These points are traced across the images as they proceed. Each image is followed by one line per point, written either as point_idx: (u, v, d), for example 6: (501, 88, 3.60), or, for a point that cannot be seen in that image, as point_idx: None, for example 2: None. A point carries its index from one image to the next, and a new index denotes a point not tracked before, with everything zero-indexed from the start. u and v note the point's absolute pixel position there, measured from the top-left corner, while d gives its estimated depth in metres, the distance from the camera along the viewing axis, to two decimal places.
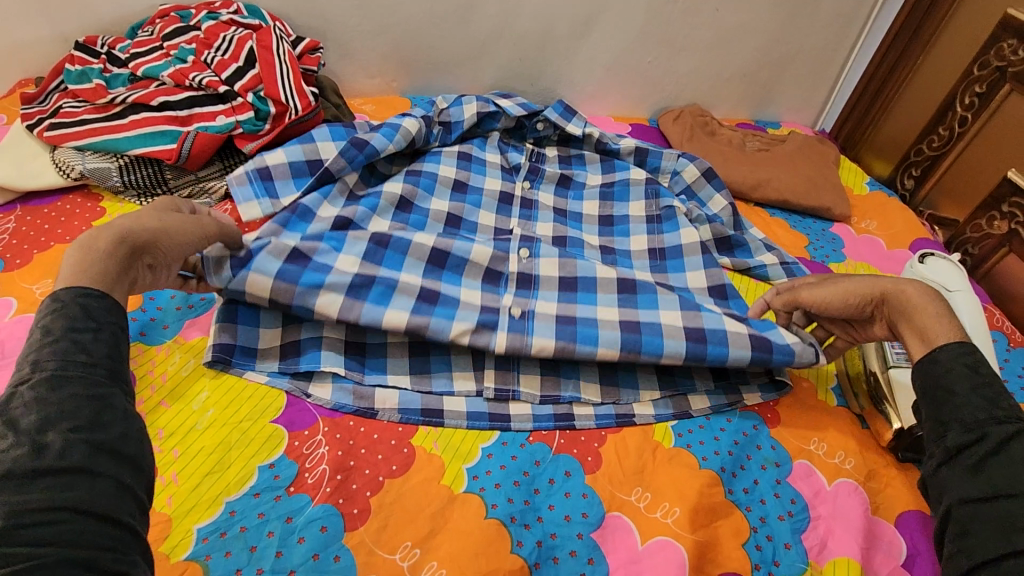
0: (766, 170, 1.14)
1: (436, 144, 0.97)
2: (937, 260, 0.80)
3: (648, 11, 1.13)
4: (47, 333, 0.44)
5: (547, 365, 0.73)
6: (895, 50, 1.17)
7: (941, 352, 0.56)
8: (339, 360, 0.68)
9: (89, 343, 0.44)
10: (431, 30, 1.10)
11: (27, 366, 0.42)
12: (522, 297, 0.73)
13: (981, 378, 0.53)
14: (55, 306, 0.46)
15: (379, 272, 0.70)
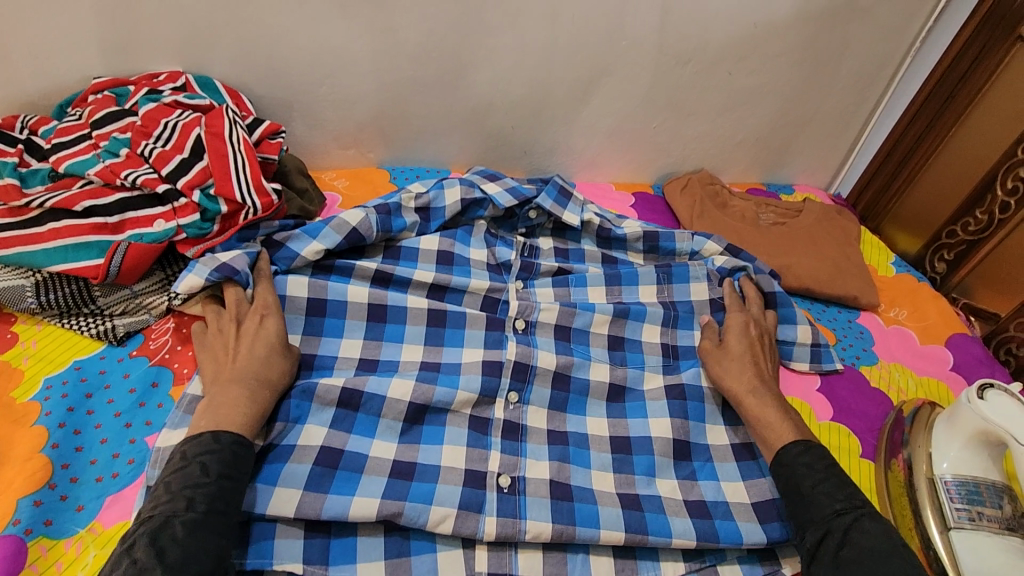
0: (783, 252, 1.04)
1: (411, 232, 0.91)
2: (1000, 395, 0.69)
3: (656, 73, 1.01)
4: (207, 472, 0.55)
5: (558, 503, 0.69)
6: (921, 119, 1.07)
7: (784, 453, 0.69)
8: (301, 547, 0.62)
9: (231, 491, 0.56)
10: (414, 97, 0.98)
11: (181, 500, 0.53)
12: (510, 454, 0.74)
13: (819, 473, 0.66)
14: (210, 443, 0.57)
15: (348, 443, 0.70)
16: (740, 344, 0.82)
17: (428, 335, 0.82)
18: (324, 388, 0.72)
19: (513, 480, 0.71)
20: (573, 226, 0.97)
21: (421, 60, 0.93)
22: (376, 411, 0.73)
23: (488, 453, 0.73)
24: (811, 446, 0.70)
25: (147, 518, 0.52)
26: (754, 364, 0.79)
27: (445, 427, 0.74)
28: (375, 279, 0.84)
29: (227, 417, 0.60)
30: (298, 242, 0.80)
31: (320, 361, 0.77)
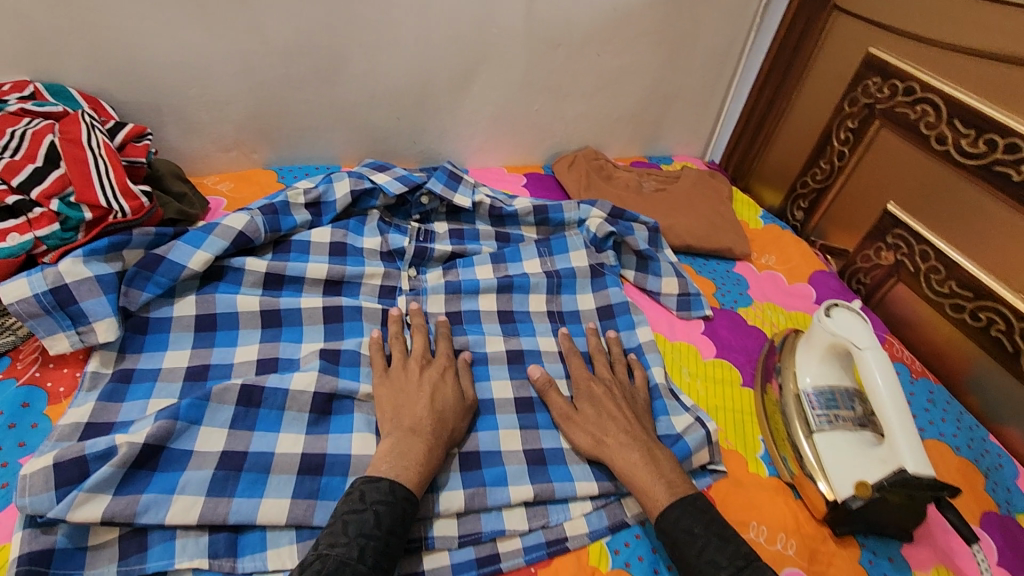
0: (663, 214, 1.13)
1: (302, 229, 0.91)
2: (843, 312, 0.78)
3: (530, 58, 1.07)
4: (377, 521, 0.57)
5: (469, 475, 0.69)
6: (769, 86, 1.20)
7: (663, 519, 0.62)
8: (204, 543, 0.60)
9: (392, 545, 0.57)
10: (293, 95, 0.97)
11: (353, 548, 0.55)
12: None
13: (700, 537, 0.60)
14: (386, 494, 0.59)
15: (251, 442, 0.67)
16: (597, 398, 0.75)
17: (328, 331, 0.82)
18: (221, 387, 0.69)
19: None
20: (466, 208, 1.01)
21: (294, 57, 0.93)
22: (278, 404, 0.71)
23: None
24: (688, 503, 0.63)
25: (323, 556, 0.54)
26: (616, 407, 0.74)
27: (353, 415, 0.73)
28: (267, 285, 0.84)
29: (405, 472, 0.62)
30: (180, 252, 0.77)
31: (213, 371, 0.74)
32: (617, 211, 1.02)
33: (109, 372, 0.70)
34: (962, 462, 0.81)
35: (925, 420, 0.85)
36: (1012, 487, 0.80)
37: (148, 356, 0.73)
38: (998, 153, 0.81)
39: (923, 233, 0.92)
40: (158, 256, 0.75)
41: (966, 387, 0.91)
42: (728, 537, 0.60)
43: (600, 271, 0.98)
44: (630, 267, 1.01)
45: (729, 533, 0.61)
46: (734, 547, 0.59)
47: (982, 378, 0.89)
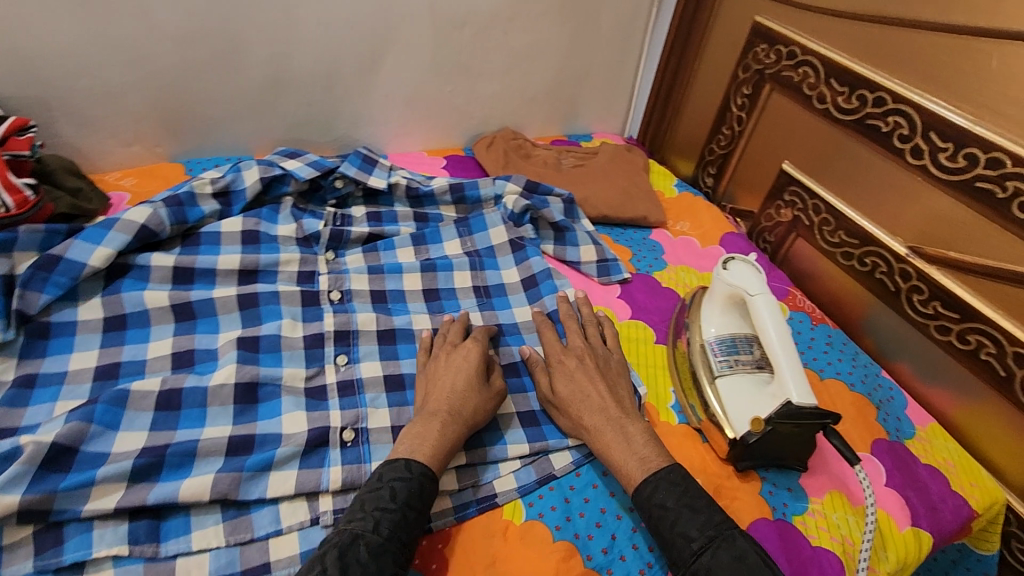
0: (580, 187, 1.16)
1: (212, 220, 0.89)
2: (739, 264, 0.83)
3: (437, 38, 1.08)
4: (394, 496, 0.59)
5: None
6: (673, 59, 1.26)
7: (638, 495, 0.62)
8: (124, 531, 0.59)
9: (409, 520, 0.58)
10: (192, 83, 0.96)
11: (370, 521, 0.57)
12: (349, 408, 0.73)
13: (672, 510, 0.60)
14: (403, 471, 0.61)
15: (176, 437, 0.66)
16: (569, 374, 0.74)
17: (244, 318, 0.79)
18: (137, 394, 0.67)
19: (355, 433, 0.71)
20: (382, 191, 1.01)
21: (189, 44, 0.92)
22: (202, 402, 0.69)
23: (328, 412, 0.72)
24: (661, 478, 0.63)
25: (343, 530, 0.56)
26: (590, 382, 0.72)
27: (280, 399, 0.72)
28: (177, 274, 0.82)
29: (419, 449, 0.63)
30: (79, 251, 0.75)
31: (125, 368, 0.72)
32: (531, 184, 1.04)
33: (10, 378, 0.68)
34: (857, 397, 0.87)
35: (823, 362, 0.91)
36: (901, 416, 0.86)
37: (54, 359, 0.71)
38: (869, 108, 0.87)
39: (815, 188, 0.99)
40: (55, 256, 0.73)
41: (863, 329, 0.97)
42: (699, 508, 0.60)
43: (520, 245, 0.99)
44: (549, 241, 1.02)
45: (701, 503, 0.61)
46: (707, 518, 0.59)
47: (874, 320, 0.95)
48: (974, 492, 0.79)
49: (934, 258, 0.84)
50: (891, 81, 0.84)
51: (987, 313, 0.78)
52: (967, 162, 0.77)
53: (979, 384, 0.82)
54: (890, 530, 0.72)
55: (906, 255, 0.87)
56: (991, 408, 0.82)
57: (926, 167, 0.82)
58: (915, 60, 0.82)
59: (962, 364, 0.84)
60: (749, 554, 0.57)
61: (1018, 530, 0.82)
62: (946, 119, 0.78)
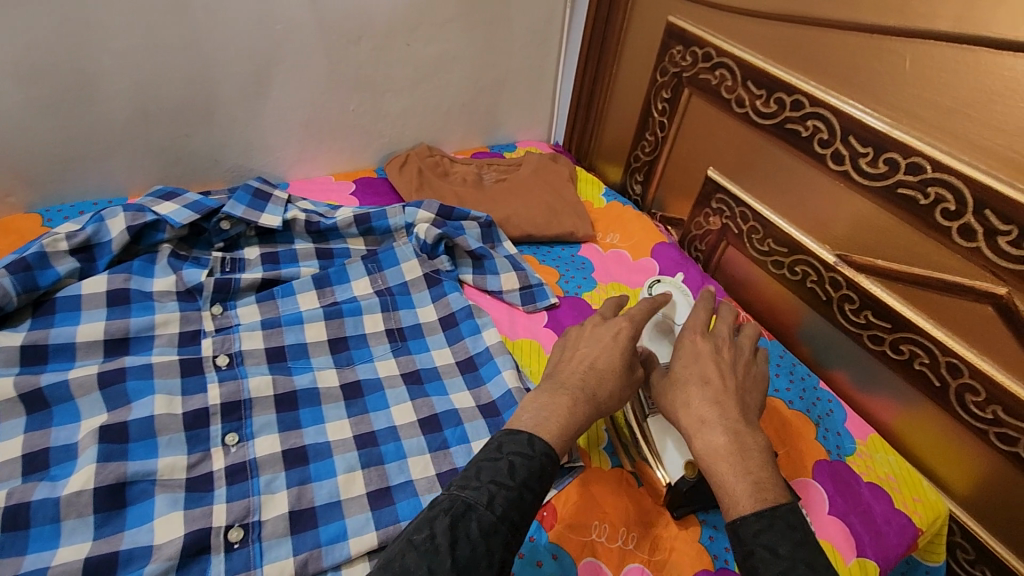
0: (504, 204, 1.09)
1: (72, 281, 0.77)
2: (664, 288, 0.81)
3: (329, 55, 0.98)
4: (512, 470, 0.51)
5: (299, 537, 0.60)
6: (591, 63, 1.19)
7: (742, 524, 0.51)
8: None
9: (526, 500, 0.51)
10: (40, 122, 0.83)
11: (484, 493, 0.50)
12: (239, 499, 0.61)
13: (785, 561, 0.48)
14: (525, 446, 0.53)
15: (24, 565, 0.54)
16: (696, 354, 0.65)
17: (108, 398, 0.67)
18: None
19: (245, 530, 0.59)
20: (278, 228, 0.90)
21: (29, 80, 0.80)
22: (51, 517, 0.57)
23: (213, 506, 0.60)
24: (779, 515, 0.50)
25: (455, 496, 0.50)
26: (719, 370, 0.63)
27: (154, 499, 0.60)
28: (27, 352, 0.69)
29: (546, 425, 0.56)
30: None
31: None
32: (446, 208, 0.96)
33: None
34: (796, 415, 0.83)
35: None
36: (841, 431, 0.83)
37: None
38: (788, 111, 0.83)
39: (740, 195, 0.95)
40: None
41: (799, 338, 0.94)
42: (821, 570, 0.47)
43: (436, 278, 0.91)
44: (467, 270, 0.94)
45: (825, 566, 0.47)
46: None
47: (809, 329, 0.92)
48: (918, 508, 0.76)
49: (862, 266, 0.80)
50: (807, 84, 0.80)
51: (918, 322, 0.75)
52: (887, 167, 0.73)
53: (915, 392, 0.80)
54: (835, 565, 0.68)
55: (835, 264, 0.83)
56: (928, 416, 0.79)
57: (847, 172, 0.78)
58: (828, 60, 0.78)
59: (898, 373, 0.81)
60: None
61: (962, 539, 0.80)
62: (865, 123, 0.74)
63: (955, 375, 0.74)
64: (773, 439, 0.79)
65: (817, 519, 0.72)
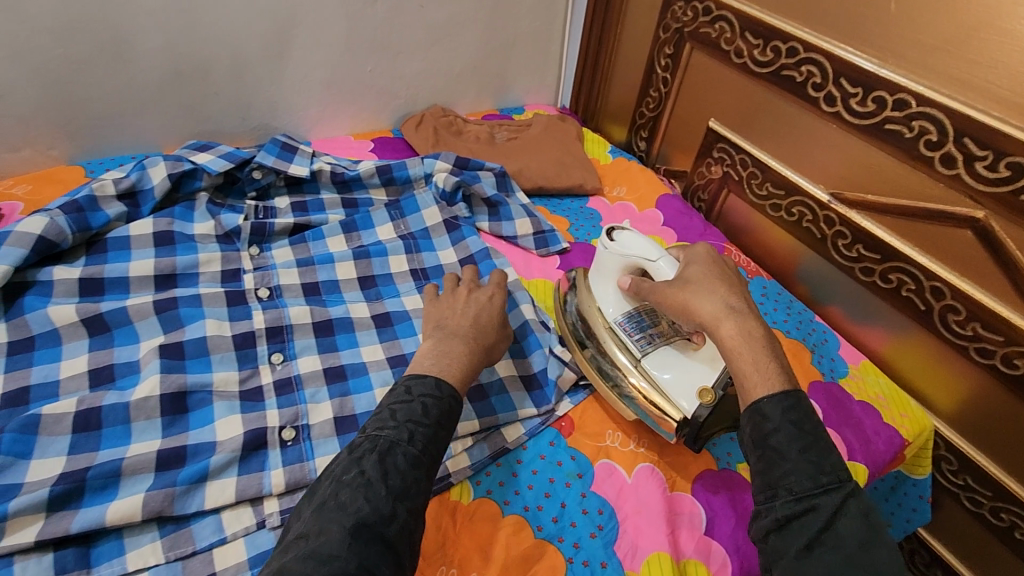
0: (516, 159, 1.14)
1: (120, 224, 0.82)
2: (625, 232, 0.76)
3: (348, 16, 1.03)
4: (425, 410, 0.56)
5: (344, 438, 0.67)
6: (596, 24, 1.24)
7: (769, 403, 0.55)
8: (48, 562, 0.53)
9: (440, 437, 0.56)
10: (81, 78, 0.88)
11: (403, 431, 0.54)
12: (288, 407, 0.68)
13: (808, 436, 0.53)
14: (433, 389, 0.58)
15: (97, 458, 0.59)
16: (707, 262, 0.67)
17: (163, 322, 0.73)
18: (51, 417, 0.60)
19: (296, 431, 0.66)
20: (305, 178, 0.96)
21: (70, 36, 0.84)
22: (123, 418, 0.63)
23: (265, 412, 0.67)
24: (804, 401, 0.55)
25: (375, 436, 0.54)
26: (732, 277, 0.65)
27: (212, 406, 0.66)
28: (85, 283, 0.75)
29: (449, 368, 0.62)
30: None
31: (35, 393, 0.65)
32: (461, 160, 1.01)
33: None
34: (794, 343, 0.89)
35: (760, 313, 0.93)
36: (835, 356, 0.90)
37: None
38: (783, 59, 0.88)
39: (740, 143, 1.00)
40: None
41: (796, 277, 1.00)
42: (835, 448, 0.53)
43: (455, 224, 0.97)
44: (483, 218, 1.00)
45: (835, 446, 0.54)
46: (839, 461, 0.53)
47: (806, 267, 0.98)
48: (905, 422, 0.83)
49: (854, 202, 0.86)
50: (801, 30, 0.85)
51: (904, 251, 0.81)
52: (876, 105, 0.78)
53: (904, 319, 0.86)
54: None
55: (829, 202, 0.89)
56: (915, 340, 0.85)
57: (839, 113, 0.83)
58: (821, 7, 0.83)
59: (887, 302, 0.87)
60: (874, 514, 0.50)
61: (946, 451, 0.87)
62: (855, 64, 0.80)
63: (938, 298, 0.80)
64: None
65: None
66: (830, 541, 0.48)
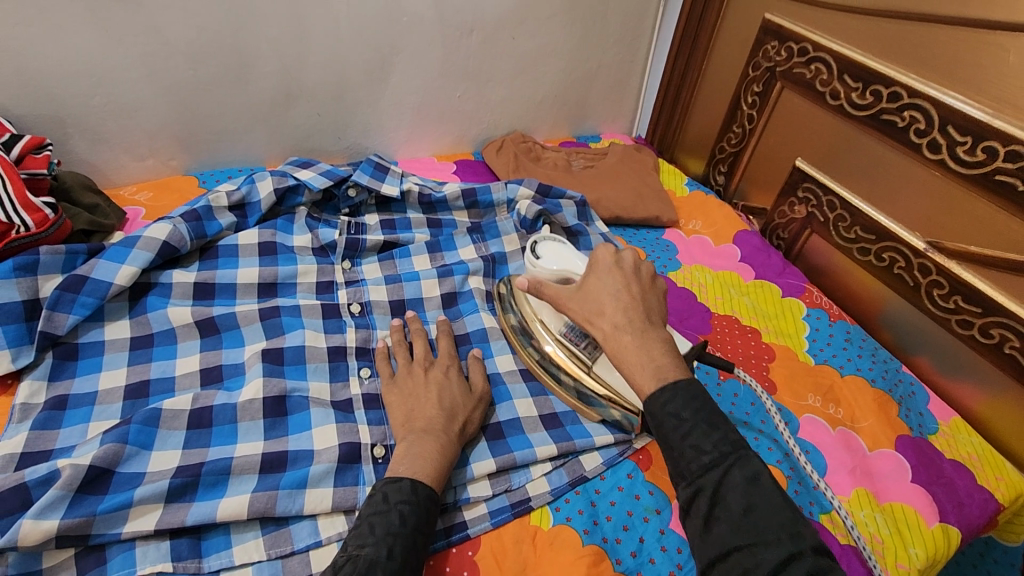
0: (593, 187, 1.16)
1: (229, 233, 0.88)
2: (547, 245, 0.81)
3: (444, 46, 1.08)
4: (405, 520, 0.55)
5: None
6: (681, 58, 1.26)
7: (650, 402, 0.54)
8: (166, 548, 0.57)
9: (418, 547, 0.55)
10: (204, 97, 0.96)
11: (382, 547, 0.53)
12: (377, 425, 0.70)
13: (688, 422, 0.52)
14: (410, 494, 0.57)
15: (208, 455, 0.63)
16: (605, 272, 0.65)
17: (267, 329, 0.78)
18: (169, 413, 0.65)
19: (386, 449, 0.68)
20: (395, 198, 1.00)
21: (199, 58, 0.92)
22: (232, 418, 0.67)
23: (356, 426, 0.70)
24: (681, 387, 0.54)
25: (354, 557, 0.52)
26: (623, 281, 0.64)
27: (309, 411, 0.70)
28: (199, 286, 0.81)
29: (424, 469, 0.60)
30: (104, 270, 0.73)
31: (154, 386, 0.70)
32: (544, 187, 1.04)
33: (42, 401, 0.67)
34: (878, 392, 0.86)
35: (842, 359, 0.91)
36: (923, 411, 0.86)
37: (82, 380, 0.69)
38: (884, 103, 0.87)
39: (828, 183, 0.99)
40: (82, 276, 0.72)
41: (881, 323, 0.97)
42: (719, 424, 0.52)
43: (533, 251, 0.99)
44: None
45: (720, 420, 0.52)
46: (723, 434, 0.51)
47: (892, 315, 0.95)
48: (1001, 485, 0.79)
49: (954, 253, 0.83)
50: (905, 76, 0.84)
51: (1007, 305, 0.78)
52: (986, 155, 0.76)
53: (1003, 378, 0.82)
54: (918, 527, 0.72)
55: (925, 250, 0.87)
56: (1014, 401, 0.81)
57: (944, 161, 0.81)
58: (927, 53, 0.82)
59: (984, 358, 0.83)
60: (764, 475, 0.49)
61: None
62: (963, 112, 0.78)
63: None
64: (855, 416, 0.84)
65: (898, 486, 0.76)
66: (721, 513, 0.48)
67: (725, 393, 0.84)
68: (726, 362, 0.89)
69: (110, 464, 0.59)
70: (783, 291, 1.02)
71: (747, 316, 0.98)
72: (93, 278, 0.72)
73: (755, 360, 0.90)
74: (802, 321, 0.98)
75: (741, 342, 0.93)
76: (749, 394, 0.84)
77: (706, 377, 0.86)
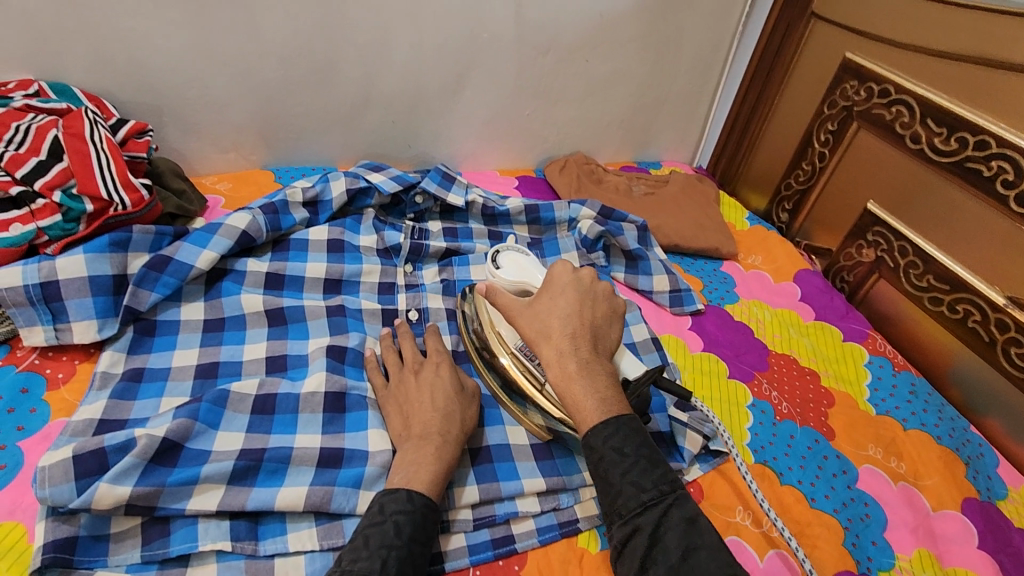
0: (652, 214, 1.16)
1: (301, 228, 0.90)
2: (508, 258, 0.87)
3: (520, 64, 1.10)
4: (399, 530, 0.55)
5: (480, 471, 0.68)
6: (752, 93, 1.26)
7: (593, 435, 0.57)
8: (226, 527, 0.58)
9: (414, 557, 0.54)
10: (289, 97, 1.01)
11: (376, 559, 0.52)
12: None
13: (629, 458, 0.56)
14: (406, 504, 0.57)
15: (269, 441, 0.65)
16: (557, 291, 0.68)
17: (331, 325, 0.80)
18: (236, 396, 0.67)
19: None
20: (458, 208, 1.02)
21: (290, 61, 0.96)
22: (292, 407, 0.69)
23: None
24: (624, 423, 0.58)
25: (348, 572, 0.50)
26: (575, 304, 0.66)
27: (367, 411, 0.71)
28: (271, 276, 0.83)
29: (418, 474, 0.60)
30: (187, 253, 0.76)
31: (223, 368, 0.73)
32: (605, 211, 1.04)
33: (120, 372, 0.69)
34: (945, 451, 0.82)
35: (906, 412, 0.88)
36: (993, 475, 0.82)
37: (158, 356, 0.72)
38: (970, 151, 0.85)
39: (902, 229, 0.96)
40: (166, 257, 0.75)
41: (949, 379, 0.93)
42: (658, 462, 0.56)
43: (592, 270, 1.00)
44: (620, 268, 1.03)
45: (660, 458, 0.57)
46: (663, 473, 0.56)
47: (961, 371, 0.91)
48: None
49: None
50: (995, 125, 0.82)
51: None
52: None
53: None
54: None
55: (1004, 306, 0.83)
56: None
57: None
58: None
59: None
60: (701, 518, 0.54)
61: None
62: None
63: None
64: (917, 471, 0.80)
65: (961, 551, 0.72)
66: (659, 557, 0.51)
67: (782, 435, 0.81)
68: (782, 403, 0.86)
69: (180, 438, 0.61)
70: (846, 336, 0.99)
71: (806, 357, 0.95)
72: (177, 260, 0.75)
73: (814, 404, 0.88)
74: (864, 368, 0.94)
75: (800, 383, 0.90)
76: (806, 440, 0.81)
77: (761, 416, 0.83)
